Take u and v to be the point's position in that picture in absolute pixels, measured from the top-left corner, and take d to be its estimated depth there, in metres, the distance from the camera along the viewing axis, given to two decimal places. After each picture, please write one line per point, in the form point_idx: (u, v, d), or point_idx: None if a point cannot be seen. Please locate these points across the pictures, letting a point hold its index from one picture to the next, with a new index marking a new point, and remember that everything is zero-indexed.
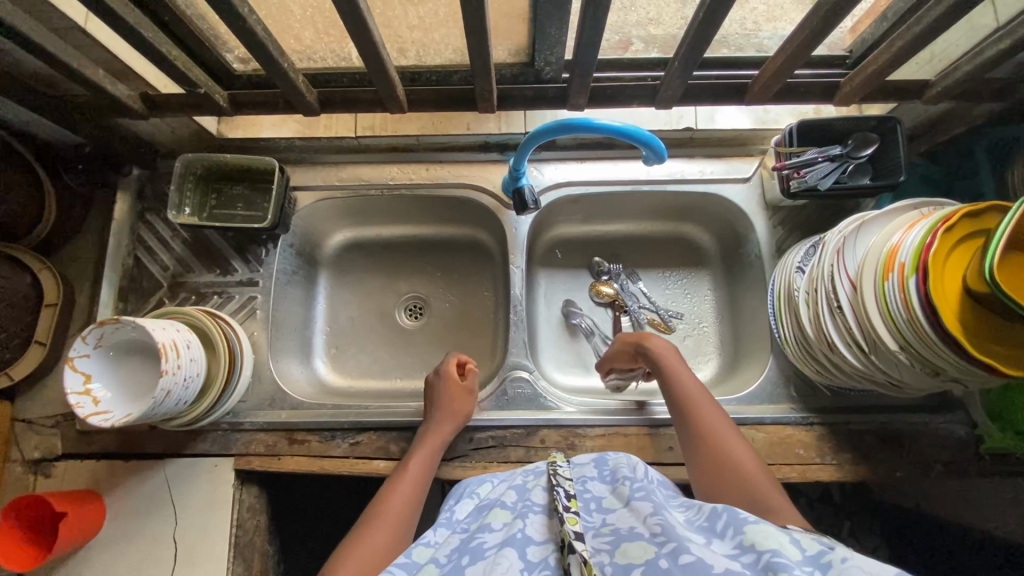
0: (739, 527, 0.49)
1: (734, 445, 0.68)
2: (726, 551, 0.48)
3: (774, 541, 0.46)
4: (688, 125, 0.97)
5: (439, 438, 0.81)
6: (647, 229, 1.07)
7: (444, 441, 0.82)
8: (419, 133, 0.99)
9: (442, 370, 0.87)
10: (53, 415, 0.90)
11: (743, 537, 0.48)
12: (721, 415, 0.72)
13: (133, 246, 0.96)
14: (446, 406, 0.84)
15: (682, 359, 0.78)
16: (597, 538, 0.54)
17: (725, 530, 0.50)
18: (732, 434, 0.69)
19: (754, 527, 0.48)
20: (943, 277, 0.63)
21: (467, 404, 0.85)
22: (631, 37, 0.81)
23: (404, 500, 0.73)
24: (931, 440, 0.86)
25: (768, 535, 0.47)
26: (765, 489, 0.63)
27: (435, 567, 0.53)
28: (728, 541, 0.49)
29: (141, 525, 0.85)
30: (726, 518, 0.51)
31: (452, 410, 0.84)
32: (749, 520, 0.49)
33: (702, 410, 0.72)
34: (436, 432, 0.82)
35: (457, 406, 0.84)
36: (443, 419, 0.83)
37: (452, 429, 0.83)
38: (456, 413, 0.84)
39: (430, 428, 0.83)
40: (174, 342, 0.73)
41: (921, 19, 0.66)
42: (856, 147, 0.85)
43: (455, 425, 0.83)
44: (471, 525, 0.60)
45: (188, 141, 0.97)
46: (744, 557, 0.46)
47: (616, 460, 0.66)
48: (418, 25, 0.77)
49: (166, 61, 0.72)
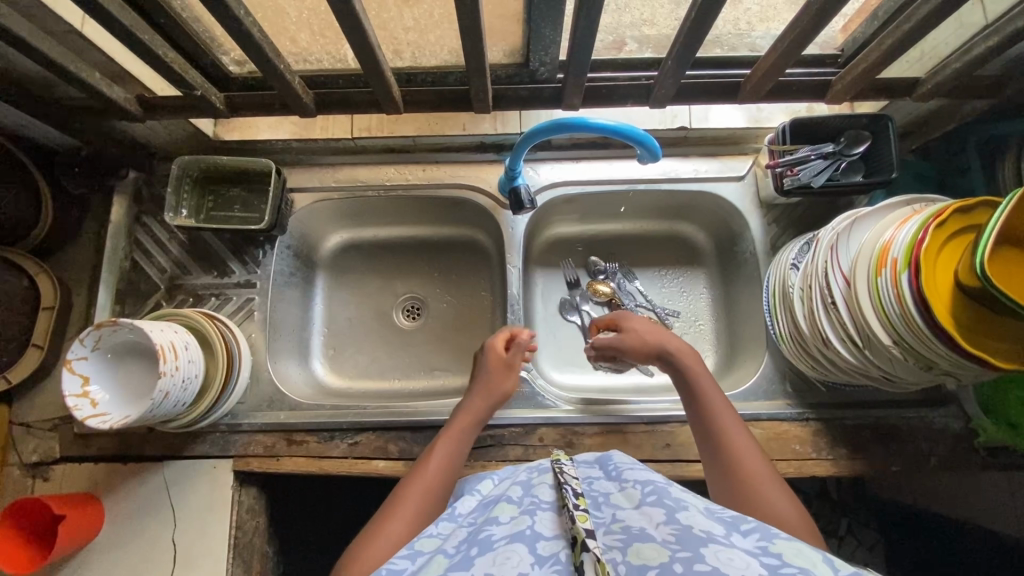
0: (768, 538, 0.47)
1: (746, 450, 0.68)
2: (750, 553, 0.45)
3: (806, 560, 0.44)
4: (683, 125, 0.97)
5: (473, 414, 0.80)
6: (643, 228, 1.08)
7: (479, 417, 0.80)
8: (416, 134, 0.99)
9: (488, 345, 0.84)
10: (50, 418, 0.90)
11: (769, 545, 0.46)
12: (735, 417, 0.72)
13: (130, 249, 0.96)
14: (484, 385, 0.82)
15: (698, 359, 0.78)
16: (608, 535, 0.49)
17: (749, 532, 0.48)
18: (745, 438, 0.69)
19: (785, 541, 0.47)
20: (934, 272, 0.64)
21: (507, 382, 0.83)
22: (626, 37, 0.83)
23: (430, 481, 0.71)
24: (926, 434, 0.87)
25: (801, 554, 0.45)
26: (780, 497, 0.63)
27: (444, 558, 0.50)
28: (751, 540, 0.47)
29: (140, 527, 0.85)
30: (753, 524, 0.50)
31: (491, 388, 0.82)
32: (781, 536, 0.47)
33: (716, 413, 0.72)
34: (471, 409, 0.80)
35: (498, 385, 0.82)
36: (478, 395, 0.81)
37: (490, 407, 0.81)
38: (496, 392, 0.82)
39: (469, 405, 0.81)
40: (172, 342, 0.73)
41: (909, 18, 0.67)
42: (848, 145, 0.86)
43: (493, 402, 0.81)
44: (478, 519, 0.57)
45: (184, 143, 0.98)
46: (769, 561, 0.44)
47: (626, 462, 0.63)
48: (413, 26, 0.78)
49: (163, 64, 0.72)
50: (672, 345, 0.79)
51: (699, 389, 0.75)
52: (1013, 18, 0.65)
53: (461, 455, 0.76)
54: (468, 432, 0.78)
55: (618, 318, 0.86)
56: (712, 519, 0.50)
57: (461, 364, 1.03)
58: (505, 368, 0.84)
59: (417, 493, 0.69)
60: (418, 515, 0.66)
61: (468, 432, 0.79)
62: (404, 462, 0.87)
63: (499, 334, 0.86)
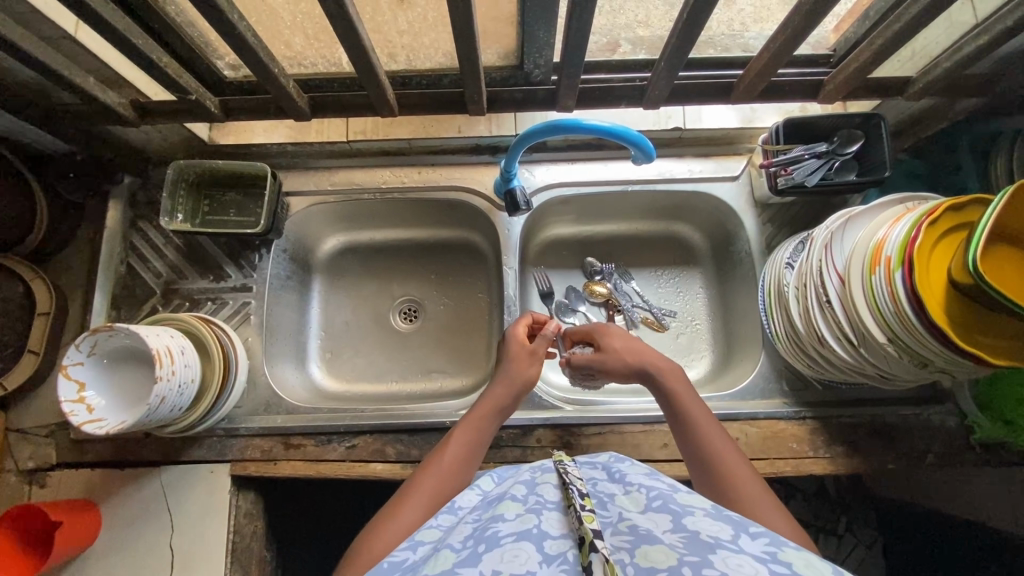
0: (777, 544, 0.47)
1: (733, 462, 0.64)
2: (758, 559, 0.45)
3: (817, 571, 0.43)
4: (677, 125, 0.96)
5: (495, 403, 0.74)
6: (639, 228, 1.08)
7: (502, 406, 0.74)
8: (411, 137, 0.98)
9: (511, 332, 0.79)
10: (47, 424, 0.90)
11: (778, 552, 0.45)
12: (717, 427, 0.68)
13: (126, 254, 0.96)
14: (507, 373, 0.76)
15: (676, 372, 0.73)
16: (615, 536, 0.50)
17: (757, 535, 0.48)
18: (731, 448, 0.65)
19: (794, 549, 0.46)
20: (929, 269, 0.64)
21: (533, 370, 0.77)
22: (620, 39, 0.84)
23: (443, 475, 0.66)
24: (922, 432, 0.87)
25: (809, 562, 0.44)
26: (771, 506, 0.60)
27: (451, 552, 0.49)
28: (758, 544, 0.47)
29: (138, 533, 0.85)
30: (762, 527, 0.48)
31: (515, 375, 0.75)
32: (791, 544, 0.47)
33: (698, 422, 0.68)
34: (493, 397, 0.75)
35: (524, 372, 0.76)
36: (501, 383, 0.75)
37: (515, 395, 0.75)
38: (522, 380, 0.75)
39: (491, 393, 0.75)
40: (168, 347, 0.73)
41: (900, 18, 0.67)
42: (842, 144, 0.86)
43: (516, 391, 0.75)
44: (482, 516, 0.55)
45: (180, 147, 0.98)
46: (778, 568, 0.43)
47: (635, 469, 0.60)
48: (408, 29, 0.78)
49: (156, 69, 0.72)
50: (659, 363, 0.74)
51: (679, 399, 0.70)
52: (1003, 17, 0.66)
53: (482, 446, 0.71)
54: (490, 421, 0.73)
55: (599, 333, 0.80)
56: (719, 521, 0.49)
57: (459, 366, 1.03)
58: (530, 356, 0.77)
59: (431, 484, 0.65)
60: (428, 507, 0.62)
61: (490, 422, 0.73)
62: (402, 464, 0.87)
63: (523, 318, 0.82)
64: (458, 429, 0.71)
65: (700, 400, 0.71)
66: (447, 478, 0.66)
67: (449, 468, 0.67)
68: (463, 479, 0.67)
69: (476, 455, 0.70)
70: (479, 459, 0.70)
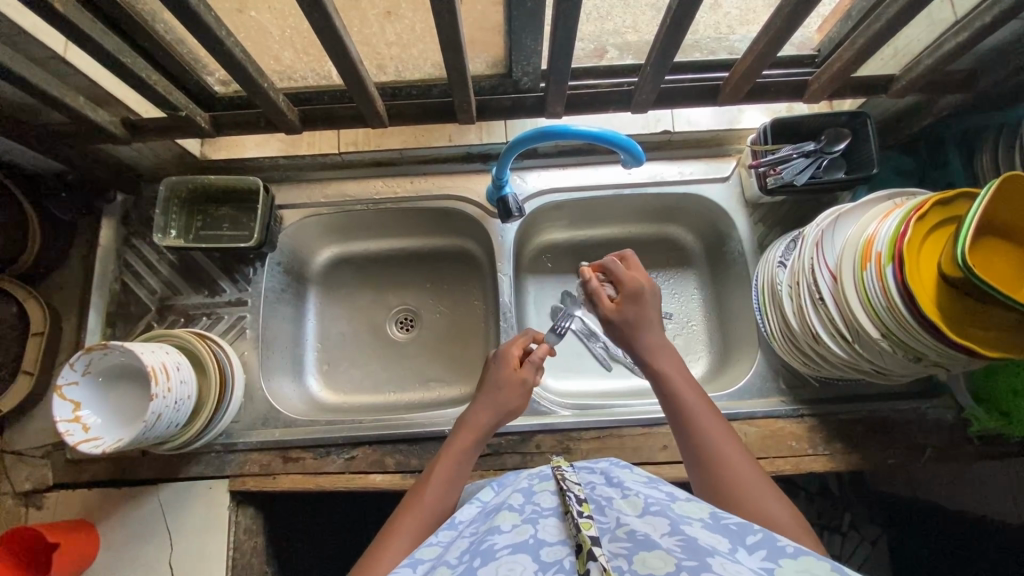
0: (775, 558, 0.46)
1: (730, 451, 0.64)
2: (756, 571, 0.45)
3: None
4: (665, 128, 0.98)
5: (478, 427, 0.73)
6: (633, 231, 1.09)
7: (484, 432, 0.73)
8: (402, 147, 0.99)
9: (504, 353, 0.78)
10: (43, 445, 0.89)
11: (775, 568, 0.45)
12: (714, 412, 0.68)
13: (120, 272, 0.96)
14: (492, 397, 0.75)
15: (669, 349, 0.74)
16: (613, 542, 0.49)
17: (755, 548, 0.47)
18: (718, 423, 0.67)
19: (791, 561, 0.45)
20: (919, 266, 0.65)
21: (518, 399, 0.76)
22: (606, 45, 0.84)
23: (434, 502, 0.66)
24: (919, 425, 0.87)
25: (808, 572, 0.44)
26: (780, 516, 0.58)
27: (447, 570, 0.49)
28: (756, 559, 0.46)
29: (136, 553, 0.85)
30: (760, 537, 0.49)
31: (500, 401, 0.75)
32: (789, 551, 0.46)
33: (688, 410, 0.68)
34: (476, 422, 0.74)
35: (509, 397, 0.75)
36: (485, 406, 0.75)
37: (495, 420, 0.74)
38: (506, 405, 0.75)
39: (471, 414, 0.75)
40: (163, 364, 0.73)
41: (879, 17, 0.68)
42: (829, 143, 0.88)
43: (499, 417, 0.75)
44: (479, 528, 0.55)
45: (172, 163, 0.97)
46: None
47: (633, 478, 0.59)
48: (396, 41, 0.78)
49: (146, 87, 0.73)
50: (653, 340, 0.74)
51: (672, 391, 0.70)
52: (980, 13, 0.67)
53: (466, 475, 0.71)
54: (473, 449, 0.72)
55: (629, 297, 0.76)
56: (716, 532, 0.49)
57: (455, 374, 1.02)
58: (521, 386, 0.76)
59: (416, 513, 0.64)
60: (416, 538, 0.61)
61: (472, 451, 0.72)
62: (401, 475, 0.87)
63: (520, 337, 0.82)
64: (441, 458, 0.71)
65: (694, 383, 0.71)
66: (433, 506, 0.65)
67: (434, 499, 0.66)
68: (449, 508, 0.67)
69: (458, 482, 0.69)
70: (463, 485, 0.70)
